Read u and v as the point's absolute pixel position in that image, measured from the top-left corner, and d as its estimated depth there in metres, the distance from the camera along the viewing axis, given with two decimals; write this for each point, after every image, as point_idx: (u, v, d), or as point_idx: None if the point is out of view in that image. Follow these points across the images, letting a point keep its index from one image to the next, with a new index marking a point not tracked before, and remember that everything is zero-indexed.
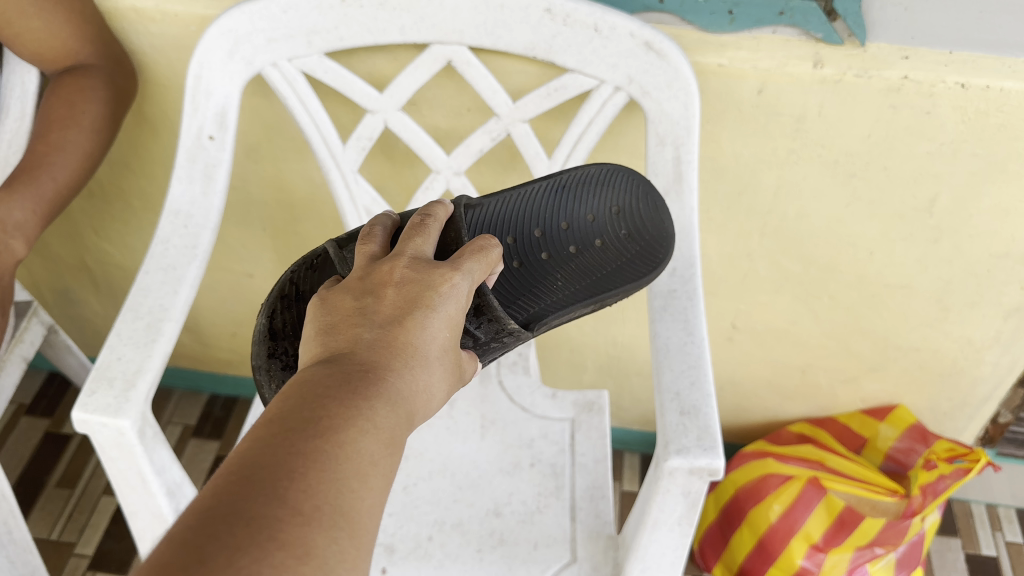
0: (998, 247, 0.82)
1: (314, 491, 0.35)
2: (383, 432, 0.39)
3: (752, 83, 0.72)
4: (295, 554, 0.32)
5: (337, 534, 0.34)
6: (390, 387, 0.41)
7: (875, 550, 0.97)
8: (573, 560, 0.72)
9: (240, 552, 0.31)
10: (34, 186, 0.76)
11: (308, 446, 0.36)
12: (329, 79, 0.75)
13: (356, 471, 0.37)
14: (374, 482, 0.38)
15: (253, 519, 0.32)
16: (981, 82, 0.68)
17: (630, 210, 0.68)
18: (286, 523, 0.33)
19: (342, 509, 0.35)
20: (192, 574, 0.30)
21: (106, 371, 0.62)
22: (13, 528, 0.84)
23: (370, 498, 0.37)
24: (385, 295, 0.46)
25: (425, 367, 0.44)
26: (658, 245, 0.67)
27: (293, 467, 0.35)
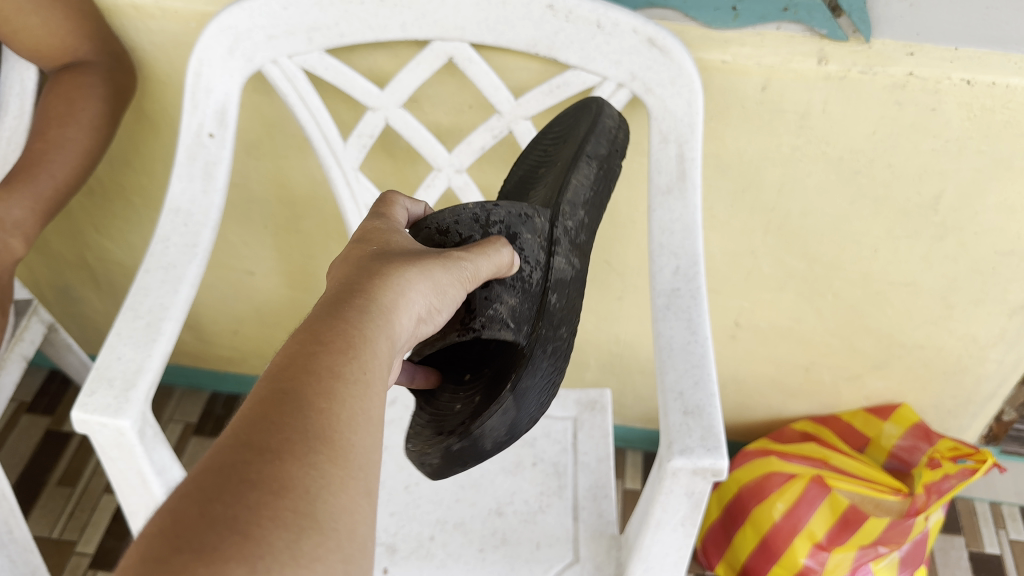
0: (1003, 244, 0.82)
1: (277, 425, 0.36)
2: (340, 344, 0.40)
3: (756, 80, 0.71)
4: (271, 490, 0.33)
5: (313, 460, 0.35)
6: (338, 309, 0.42)
7: (878, 549, 0.96)
8: (575, 560, 0.72)
9: (216, 502, 0.32)
10: (32, 183, 0.76)
11: (263, 391, 0.38)
12: (330, 76, 0.75)
13: (318, 390, 0.38)
14: (344, 391, 0.38)
15: (220, 468, 0.33)
16: (987, 79, 0.67)
17: (549, 137, 0.69)
18: (255, 462, 0.34)
19: (314, 434, 0.36)
20: (178, 535, 0.31)
21: (106, 370, 0.62)
22: (14, 528, 0.84)
23: (344, 409, 0.38)
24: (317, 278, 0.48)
25: (375, 280, 0.44)
26: (586, 109, 0.67)
27: (253, 414, 0.36)
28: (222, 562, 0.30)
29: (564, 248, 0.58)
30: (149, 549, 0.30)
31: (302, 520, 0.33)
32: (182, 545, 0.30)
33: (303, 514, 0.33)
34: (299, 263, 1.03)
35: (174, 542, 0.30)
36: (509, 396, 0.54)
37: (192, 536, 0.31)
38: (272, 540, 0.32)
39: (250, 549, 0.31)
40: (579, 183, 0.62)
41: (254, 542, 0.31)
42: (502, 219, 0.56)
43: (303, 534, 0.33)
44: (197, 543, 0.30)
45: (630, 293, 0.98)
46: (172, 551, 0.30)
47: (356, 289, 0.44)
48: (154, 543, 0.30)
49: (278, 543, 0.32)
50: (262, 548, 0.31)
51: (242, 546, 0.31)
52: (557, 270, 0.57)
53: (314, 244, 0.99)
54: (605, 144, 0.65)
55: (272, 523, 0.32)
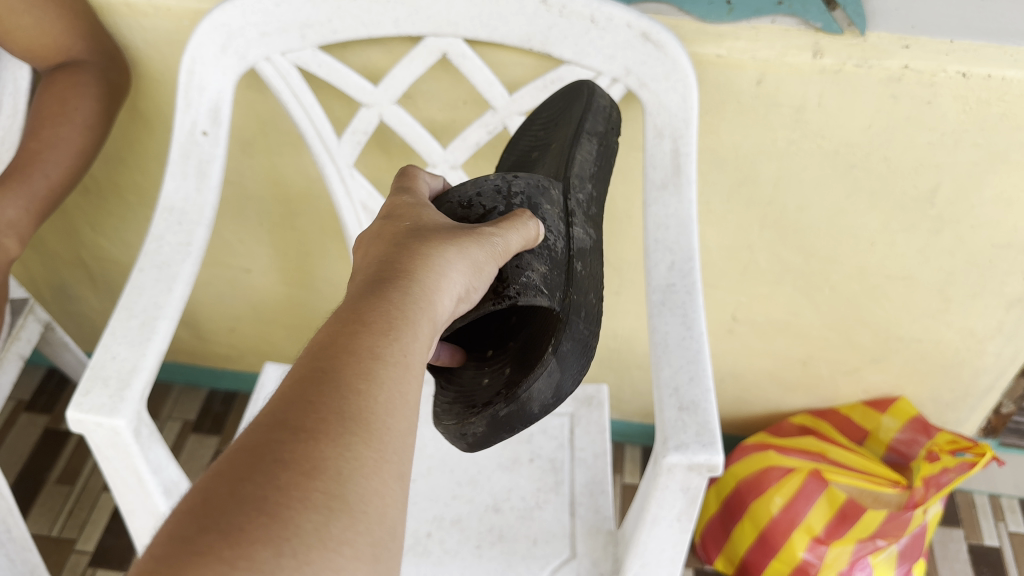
0: (1000, 237, 0.82)
1: (315, 406, 0.35)
2: (379, 326, 0.40)
3: (751, 74, 0.71)
4: (302, 471, 0.33)
5: (347, 441, 0.34)
6: (377, 289, 0.42)
7: (876, 543, 0.96)
8: (572, 556, 0.72)
9: (246, 480, 0.32)
10: (27, 183, 0.76)
11: (302, 371, 0.37)
12: (323, 73, 0.74)
13: (356, 372, 0.37)
14: (383, 374, 0.38)
15: (254, 447, 0.33)
16: (983, 71, 0.67)
17: (541, 121, 0.70)
18: (289, 442, 0.33)
19: (349, 416, 0.35)
20: (203, 513, 0.31)
21: (101, 370, 0.62)
22: (12, 527, 0.84)
23: (382, 391, 0.37)
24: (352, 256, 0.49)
25: (411, 259, 0.44)
26: (576, 92, 0.68)
27: (291, 395, 0.36)
28: (248, 544, 0.30)
29: (580, 218, 0.60)
30: (178, 529, 0.30)
31: (331, 503, 0.32)
32: (211, 524, 0.30)
33: (332, 496, 0.33)
34: (295, 260, 1.02)
35: (202, 518, 0.30)
36: (553, 357, 0.54)
37: (222, 513, 0.31)
38: (301, 522, 0.31)
39: (278, 529, 0.30)
40: (583, 158, 0.64)
41: (281, 523, 0.31)
42: (523, 189, 0.57)
43: (333, 517, 0.32)
44: (225, 522, 0.30)
45: (628, 288, 0.98)
46: (200, 530, 0.30)
47: (393, 269, 0.44)
48: (181, 522, 0.30)
49: (306, 525, 0.31)
50: (290, 529, 0.31)
51: (269, 527, 0.30)
52: (577, 239, 0.58)
53: (311, 242, 0.99)
54: (603, 125, 0.66)
55: (302, 505, 0.32)
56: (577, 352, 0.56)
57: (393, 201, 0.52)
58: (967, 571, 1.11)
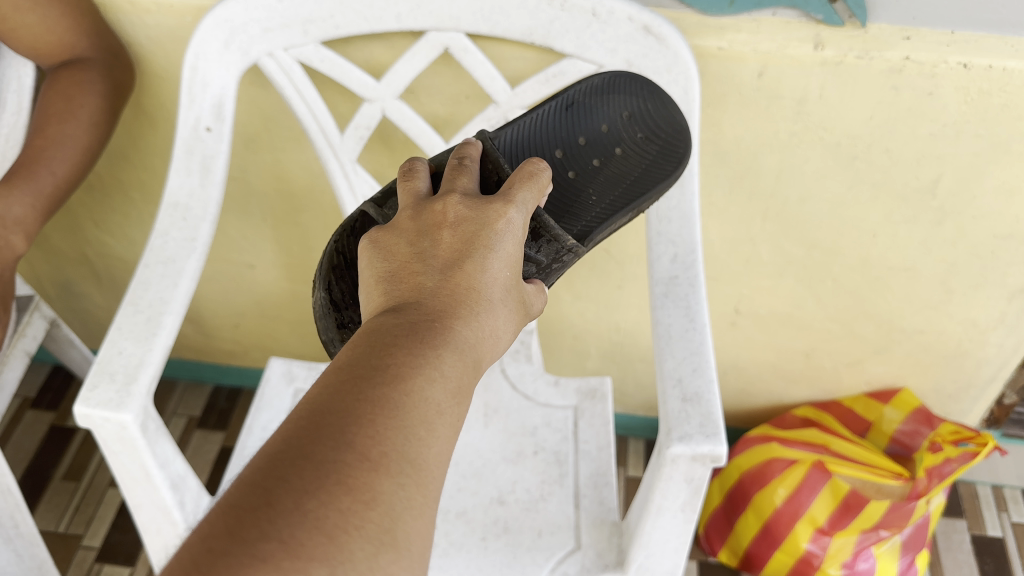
0: (1001, 228, 0.82)
1: (385, 438, 0.35)
2: (451, 379, 0.39)
3: (752, 66, 0.71)
4: (361, 499, 0.33)
5: (404, 481, 0.34)
6: (453, 330, 0.41)
7: (880, 533, 0.97)
8: (577, 547, 0.72)
9: (308, 495, 0.32)
10: (32, 180, 0.76)
11: (379, 391, 0.36)
12: (326, 69, 0.75)
13: (424, 419, 0.37)
14: (442, 431, 0.37)
15: (318, 459, 0.33)
16: (983, 62, 0.67)
17: (642, 109, 0.67)
18: (355, 467, 0.33)
19: (410, 456, 0.35)
20: (260, 515, 0.31)
21: (107, 365, 0.62)
22: (20, 522, 0.84)
23: (438, 447, 0.37)
24: (441, 237, 0.46)
25: (487, 306, 0.44)
26: (678, 147, 0.66)
27: (362, 412, 0.35)
28: (307, 560, 0.30)
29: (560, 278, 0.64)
30: (236, 526, 0.30)
31: (382, 536, 0.33)
32: (271, 531, 0.30)
33: (384, 528, 0.33)
34: (299, 256, 1.03)
35: (260, 521, 0.31)
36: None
37: (282, 522, 0.31)
38: (353, 548, 0.31)
39: (332, 552, 0.31)
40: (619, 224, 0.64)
41: (336, 546, 0.31)
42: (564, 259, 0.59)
43: (382, 548, 0.32)
44: (285, 533, 0.30)
45: (630, 282, 0.98)
46: (261, 535, 0.30)
47: (469, 309, 0.43)
48: (239, 518, 0.31)
49: (357, 552, 0.32)
50: (344, 554, 0.31)
51: (326, 548, 0.31)
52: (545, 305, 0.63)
53: (314, 237, 0.99)
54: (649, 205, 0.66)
55: (357, 531, 0.32)
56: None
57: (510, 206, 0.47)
58: (971, 561, 1.11)
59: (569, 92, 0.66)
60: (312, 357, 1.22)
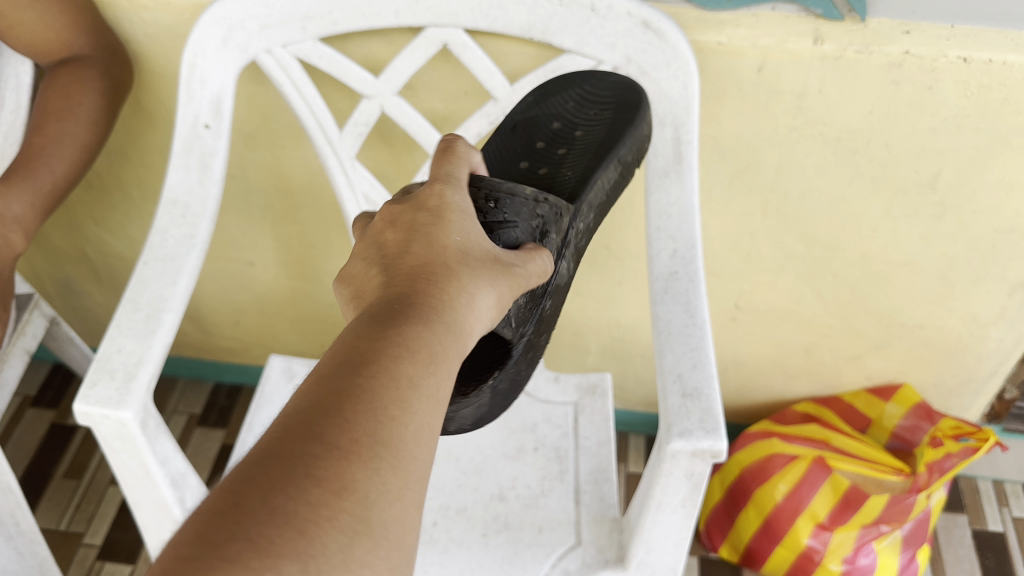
0: (1002, 222, 0.82)
1: (352, 423, 0.35)
2: (420, 352, 0.39)
3: (752, 61, 0.71)
4: (332, 490, 0.33)
5: (377, 466, 0.34)
6: (418, 309, 0.42)
7: (880, 528, 0.97)
8: (577, 543, 0.72)
9: (277, 490, 0.32)
10: (31, 178, 0.76)
11: (341, 379, 0.37)
12: (324, 65, 0.75)
13: (395, 398, 0.37)
14: (417, 404, 0.38)
15: (287, 455, 0.33)
16: (983, 56, 0.67)
17: (581, 93, 0.72)
18: (323, 458, 0.33)
19: (382, 439, 0.35)
20: (232, 515, 0.31)
21: (107, 363, 0.62)
22: (21, 520, 0.84)
23: (414, 423, 0.37)
24: (387, 241, 0.48)
25: (451, 281, 0.44)
26: (628, 97, 0.69)
27: (329, 405, 0.36)
28: (277, 558, 0.30)
29: (573, 251, 0.64)
30: (204, 529, 0.30)
31: (356, 525, 0.33)
32: (240, 531, 0.30)
33: (357, 518, 0.33)
34: (298, 253, 1.03)
35: (231, 520, 0.30)
36: (487, 391, 0.60)
37: (252, 518, 0.31)
38: (326, 540, 0.31)
39: (305, 546, 0.31)
40: (602, 184, 0.67)
41: (309, 540, 0.31)
42: (544, 214, 0.60)
43: (356, 539, 0.32)
44: (255, 532, 0.30)
45: (630, 278, 0.98)
46: (229, 536, 0.30)
47: (433, 288, 0.43)
48: (210, 522, 0.31)
49: (331, 545, 0.31)
50: (315, 548, 0.31)
51: (296, 543, 0.30)
52: (561, 276, 0.63)
53: (312, 235, 0.99)
54: (633, 154, 0.69)
55: (329, 524, 0.32)
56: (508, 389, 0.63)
57: (440, 190, 0.52)
58: (972, 556, 1.11)
59: (510, 115, 0.72)
60: (311, 355, 1.22)
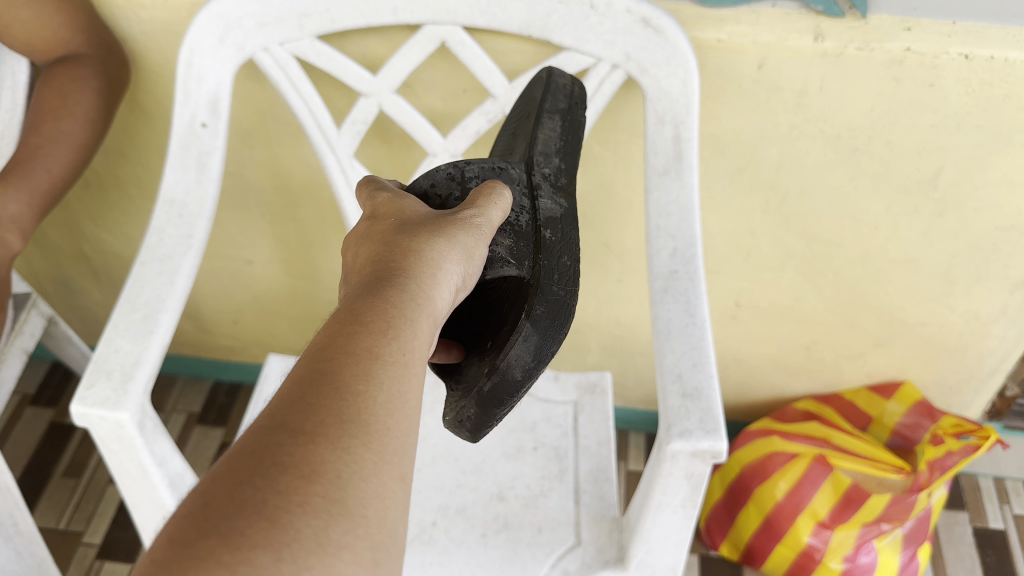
0: (1003, 220, 0.81)
1: (314, 408, 0.35)
2: (380, 324, 0.39)
3: (752, 58, 0.70)
4: (301, 474, 0.33)
5: (347, 444, 0.34)
6: (375, 288, 0.42)
7: (881, 526, 0.97)
8: (577, 543, 0.71)
9: (244, 485, 0.32)
10: (28, 177, 0.76)
11: (302, 373, 0.37)
12: (322, 63, 0.74)
13: (356, 374, 0.37)
14: (382, 373, 0.38)
15: (252, 452, 0.33)
16: (985, 52, 0.66)
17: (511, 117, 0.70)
18: (287, 446, 0.33)
19: (349, 417, 0.35)
20: (203, 516, 0.31)
21: (104, 363, 0.62)
22: (19, 520, 0.84)
23: (380, 392, 0.37)
24: (346, 258, 0.49)
25: (406, 253, 0.44)
26: (538, 81, 0.66)
27: (292, 399, 0.36)
28: (248, 550, 0.30)
29: (548, 187, 0.58)
30: (177, 534, 0.31)
31: (331, 507, 0.32)
32: (210, 529, 0.30)
33: (332, 500, 0.33)
34: (297, 251, 1.02)
35: (202, 521, 0.31)
36: (525, 325, 0.53)
37: (221, 516, 0.31)
38: (301, 526, 0.31)
39: (277, 535, 0.31)
40: (547, 137, 0.61)
41: (281, 528, 0.31)
42: (477, 173, 0.57)
43: (332, 521, 0.32)
44: (224, 526, 0.30)
45: (630, 276, 0.97)
46: (200, 535, 0.30)
47: (388, 266, 0.43)
48: (184, 527, 0.31)
49: (306, 530, 0.31)
50: (289, 534, 0.31)
51: (268, 532, 0.30)
52: (544, 209, 0.57)
53: (311, 233, 0.99)
54: (563, 100, 0.64)
55: (302, 509, 0.32)
56: (552, 315, 0.54)
57: (376, 195, 0.52)
58: (973, 554, 1.11)
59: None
60: None
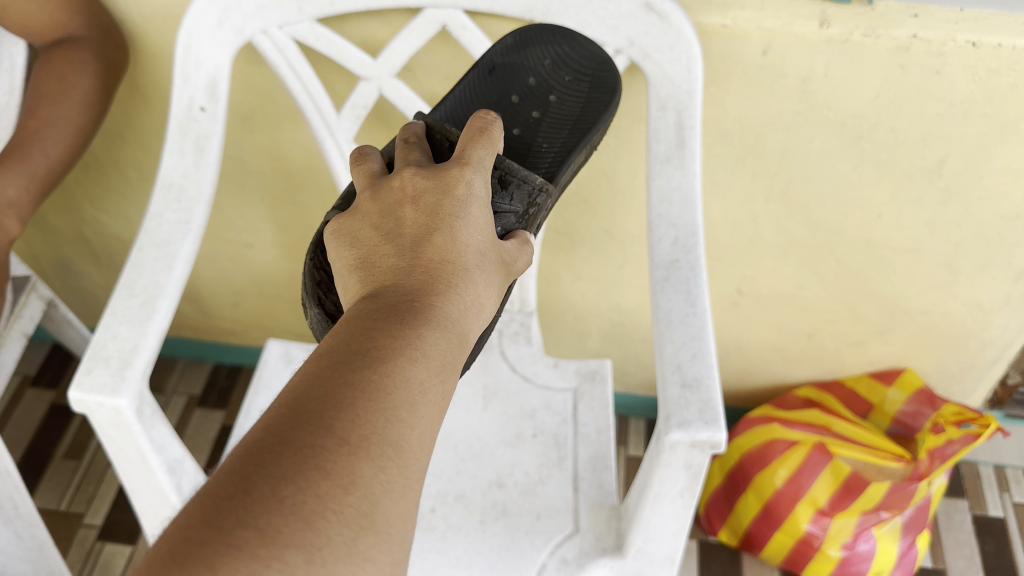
0: (1008, 209, 0.81)
1: (363, 421, 0.35)
2: (431, 358, 0.39)
3: (756, 44, 0.69)
4: (340, 483, 0.32)
5: (385, 465, 0.34)
6: (430, 309, 0.41)
7: (880, 514, 0.97)
8: (575, 530, 0.72)
9: (286, 481, 0.31)
10: (26, 162, 0.75)
11: (357, 372, 0.37)
12: (321, 47, 0.73)
13: (407, 399, 0.37)
14: (425, 408, 0.37)
15: (298, 445, 0.33)
16: (993, 40, 0.65)
17: (561, 54, 0.71)
18: (333, 452, 0.33)
19: (392, 439, 0.35)
20: (236, 501, 0.30)
21: (101, 350, 0.62)
22: (19, 504, 0.83)
23: (421, 424, 0.37)
24: (404, 218, 0.47)
25: (460, 280, 0.44)
26: (608, 86, 0.69)
27: (343, 397, 0.35)
28: (282, 547, 0.30)
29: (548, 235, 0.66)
30: (211, 513, 0.30)
31: (361, 520, 0.32)
32: (247, 519, 0.30)
33: (363, 513, 0.32)
34: (297, 236, 1.02)
35: (237, 508, 0.30)
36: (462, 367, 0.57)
37: (260, 508, 0.30)
38: (331, 533, 0.31)
39: (310, 538, 0.30)
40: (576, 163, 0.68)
41: (315, 533, 0.31)
42: (541, 204, 0.60)
43: (361, 533, 0.32)
44: (262, 520, 0.30)
45: (632, 262, 0.97)
46: (237, 523, 0.30)
47: (444, 289, 0.43)
48: (217, 506, 0.30)
49: (336, 538, 0.31)
50: (321, 540, 0.31)
51: (303, 537, 0.30)
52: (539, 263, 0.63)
53: (312, 216, 0.98)
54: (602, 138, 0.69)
55: (335, 517, 0.31)
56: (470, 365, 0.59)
57: (465, 171, 0.49)
58: (972, 541, 1.11)
59: (487, 58, 0.70)
60: (312, 337, 1.22)
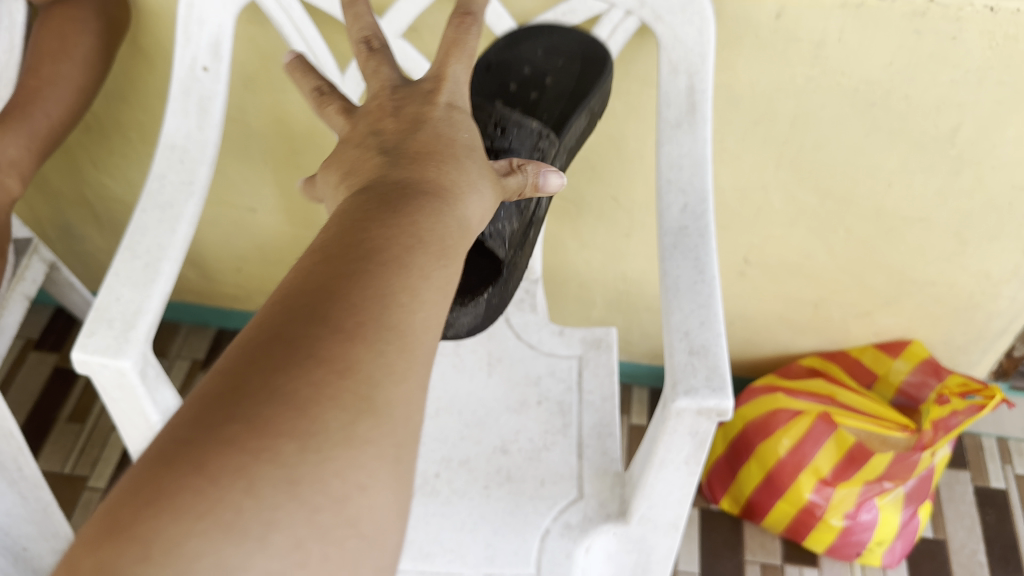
0: (1021, 179, 0.80)
1: (358, 307, 0.32)
2: (426, 249, 0.37)
3: (770, 7, 0.68)
4: (337, 369, 0.30)
5: (383, 348, 0.32)
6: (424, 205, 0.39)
7: (883, 484, 0.97)
8: (579, 496, 0.71)
9: (277, 371, 0.29)
10: (27, 122, 0.74)
11: (348, 263, 0.34)
12: (325, 6, 0.72)
13: (400, 287, 0.34)
14: (422, 296, 0.35)
15: (287, 336, 0.31)
16: (1012, 5, 0.64)
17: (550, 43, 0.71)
18: (325, 338, 0.31)
19: (388, 323, 0.33)
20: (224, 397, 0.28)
21: (105, 312, 0.61)
22: (24, 466, 0.83)
23: (420, 311, 0.35)
24: (387, 131, 0.45)
25: (451, 181, 0.42)
26: (598, 59, 0.69)
27: (333, 286, 0.33)
28: (275, 437, 0.27)
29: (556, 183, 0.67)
30: (200, 410, 0.28)
31: (361, 404, 0.30)
32: (238, 411, 0.28)
33: (362, 397, 0.30)
34: (300, 200, 1.01)
35: (227, 402, 0.28)
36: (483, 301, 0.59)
37: (251, 401, 0.28)
38: (327, 420, 0.29)
39: (306, 426, 0.28)
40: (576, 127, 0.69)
41: (310, 420, 0.28)
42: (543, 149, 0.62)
43: (360, 417, 0.30)
44: (253, 410, 0.28)
45: (638, 230, 0.96)
46: (225, 417, 0.28)
47: (437, 188, 0.41)
48: (206, 402, 0.28)
49: (332, 423, 0.29)
50: (317, 426, 0.28)
51: (298, 423, 0.28)
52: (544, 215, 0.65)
53: None
54: (600, 104, 0.71)
55: (332, 402, 0.29)
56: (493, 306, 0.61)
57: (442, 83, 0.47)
58: (973, 512, 1.11)
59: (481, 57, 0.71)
60: None
